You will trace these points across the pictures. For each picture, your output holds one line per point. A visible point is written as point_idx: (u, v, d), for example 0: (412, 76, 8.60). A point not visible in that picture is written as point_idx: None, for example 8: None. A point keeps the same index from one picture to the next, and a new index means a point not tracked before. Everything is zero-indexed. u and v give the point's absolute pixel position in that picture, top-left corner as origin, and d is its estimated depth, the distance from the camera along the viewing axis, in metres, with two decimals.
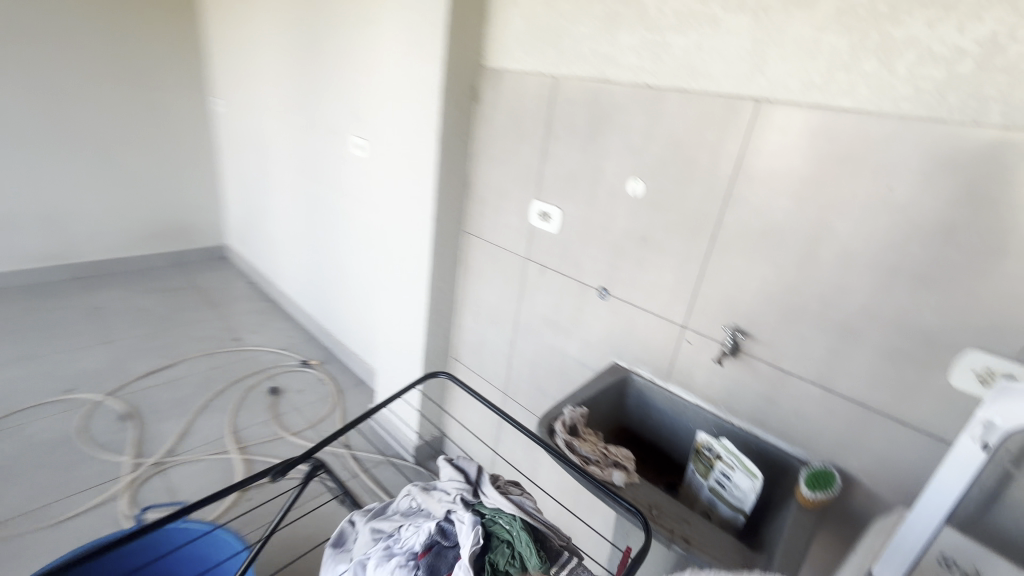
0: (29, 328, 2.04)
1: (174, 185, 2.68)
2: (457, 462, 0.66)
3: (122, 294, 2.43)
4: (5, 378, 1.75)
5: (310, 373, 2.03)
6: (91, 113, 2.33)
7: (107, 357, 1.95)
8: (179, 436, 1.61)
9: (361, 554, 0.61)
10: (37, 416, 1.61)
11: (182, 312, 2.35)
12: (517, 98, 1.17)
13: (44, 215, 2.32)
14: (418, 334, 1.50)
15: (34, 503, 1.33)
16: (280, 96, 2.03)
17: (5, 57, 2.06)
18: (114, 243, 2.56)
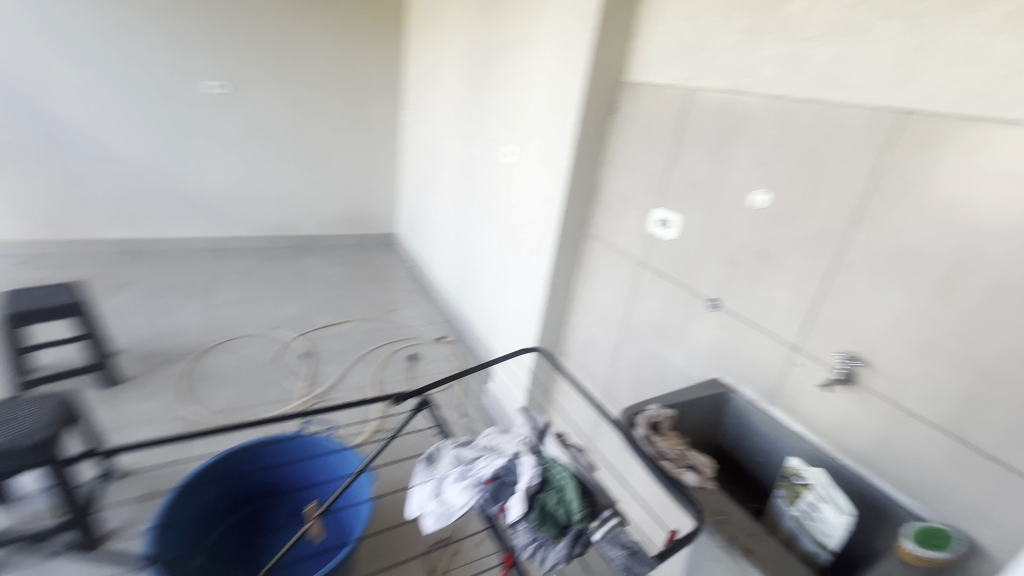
0: (256, 279, 2.71)
1: (366, 180, 3.26)
2: (530, 414, 0.78)
3: (318, 262, 3.05)
4: (237, 311, 2.36)
5: (442, 348, 2.30)
6: (318, 120, 2.98)
7: (301, 308, 2.49)
8: (338, 377, 1.99)
9: (443, 473, 0.73)
10: (253, 342, 2.15)
11: (356, 283, 2.86)
12: (652, 109, 1.22)
13: (277, 196, 3.05)
14: (534, 325, 1.63)
15: (240, 403, 1.79)
16: (453, 107, 2.36)
17: (271, 77, 2.76)
18: (318, 223, 3.23)
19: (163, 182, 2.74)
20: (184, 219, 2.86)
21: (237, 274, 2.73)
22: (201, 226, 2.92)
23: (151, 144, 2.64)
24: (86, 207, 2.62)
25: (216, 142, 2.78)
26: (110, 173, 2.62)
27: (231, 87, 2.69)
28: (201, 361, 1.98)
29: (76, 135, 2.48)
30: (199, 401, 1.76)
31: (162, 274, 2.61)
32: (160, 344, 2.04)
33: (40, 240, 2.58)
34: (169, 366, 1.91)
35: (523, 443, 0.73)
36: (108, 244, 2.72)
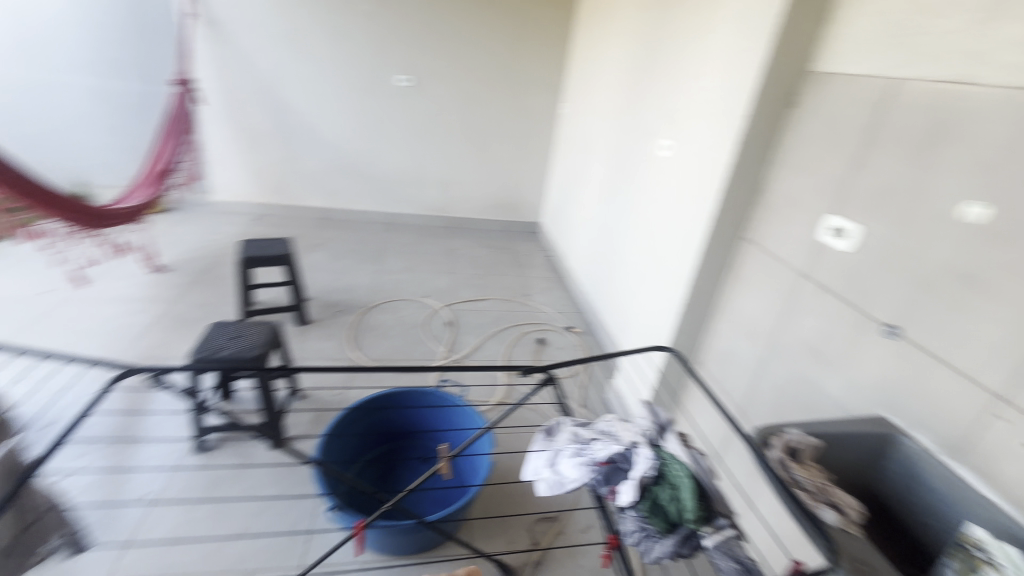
0: (416, 252, 3.06)
1: (519, 171, 3.44)
2: (653, 407, 0.77)
3: (468, 243, 3.32)
4: (398, 278, 2.71)
5: (571, 338, 2.34)
6: (485, 113, 3.22)
7: (449, 282, 2.75)
8: (473, 348, 2.17)
9: (559, 447, 0.77)
10: (407, 306, 2.44)
11: (499, 265, 3.05)
12: (839, 103, 1.08)
13: (441, 180, 3.38)
14: (668, 327, 1.57)
15: (393, 357, 2.06)
16: (612, 101, 2.36)
17: (449, 72, 3.06)
18: (472, 207, 3.50)
19: (355, 162, 3.24)
20: (366, 195, 3.35)
21: (402, 246, 3.12)
22: (379, 202, 3.38)
23: (350, 129, 3.13)
24: (300, 179, 3.22)
25: (399, 129, 3.18)
26: (319, 153, 3.17)
27: (416, 81, 3.05)
28: (367, 315, 2.32)
29: (299, 120, 3.06)
30: (362, 348, 2.07)
31: (347, 239, 3.10)
32: (339, 297, 2.44)
33: (267, 203, 3.25)
34: (344, 316, 2.29)
35: (642, 434, 0.73)
36: (311, 211, 3.32)
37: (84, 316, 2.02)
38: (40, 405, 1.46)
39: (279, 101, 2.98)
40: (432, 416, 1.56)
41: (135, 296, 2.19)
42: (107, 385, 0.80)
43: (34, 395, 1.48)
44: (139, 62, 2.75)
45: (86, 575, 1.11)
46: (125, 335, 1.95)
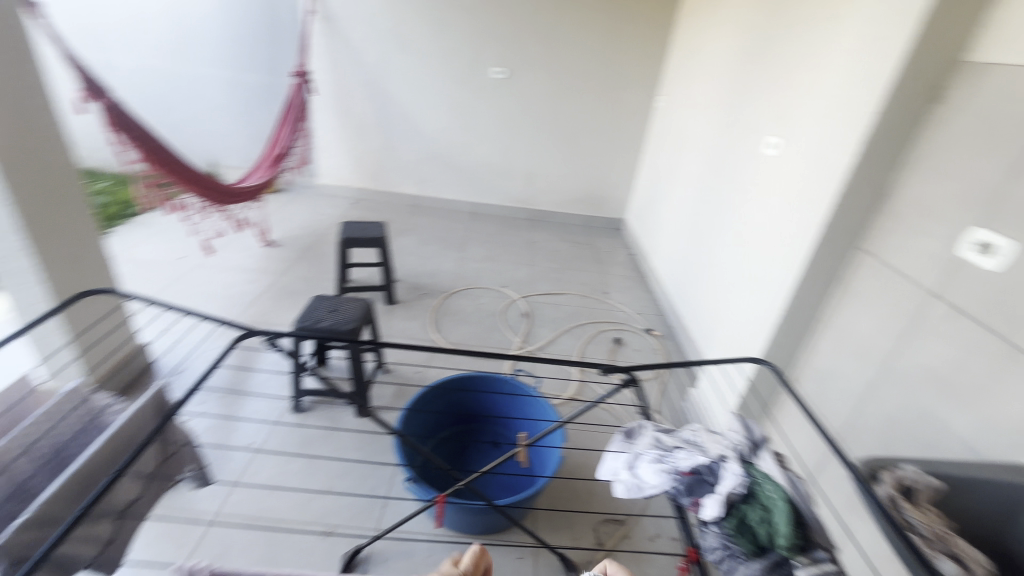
0: (498, 242, 3.11)
1: (606, 165, 3.37)
2: (746, 422, 0.73)
3: (549, 237, 3.32)
4: (479, 266, 2.78)
5: (649, 340, 2.27)
6: (576, 106, 3.18)
7: (528, 274, 2.77)
8: (548, 341, 2.18)
9: (639, 451, 0.75)
10: (486, 294, 2.50)
11: (579, 261, 3.02)
12: (998, 100, 0.93)
13: (527, 172, 3.40)
14: (761, 339, 1.47)
15: (470, 342, 2.12)
16: (714, 95, 2.22)
17: (543, 64, 3.06)
18: (556, 200, 3.50)
19: (446, 152, 3.35)
20: (454, 184, 3.46)
21: (484, 236, 3.19)
22: (466, 191, 3.48)
23: (444, 120, 3.24)
24: (395, 167, 3.40)
25: (490, 121, 3.24)
26: (414, 142, 3.33)
27: (510, 73, 3.09)
28: (448, 300, 2.41)
29: (398, 111, 3.22)
30: (442, 331, 2.16)
31: (433, 226, 3.23)
32: (423, 280, 2.55)
33: (364, 188, 3.47)
34: (427, 299, 2.39)
35: (732, 449, 0.69)
36: (402, 198, 3.50)
37: (209, 281, 2.29)
38: (175, 355, 1.69)
39: (381, 93, 3.15)
40: (506, 404, 1.59)
41: (249, 266, 2.45)
42: (234, 343, 0.92)
43: (171, 346, 1.72)
44: (266, 55, 3.05)
45: (203, 505, 1.28)
46: (240, 300, 2.19)
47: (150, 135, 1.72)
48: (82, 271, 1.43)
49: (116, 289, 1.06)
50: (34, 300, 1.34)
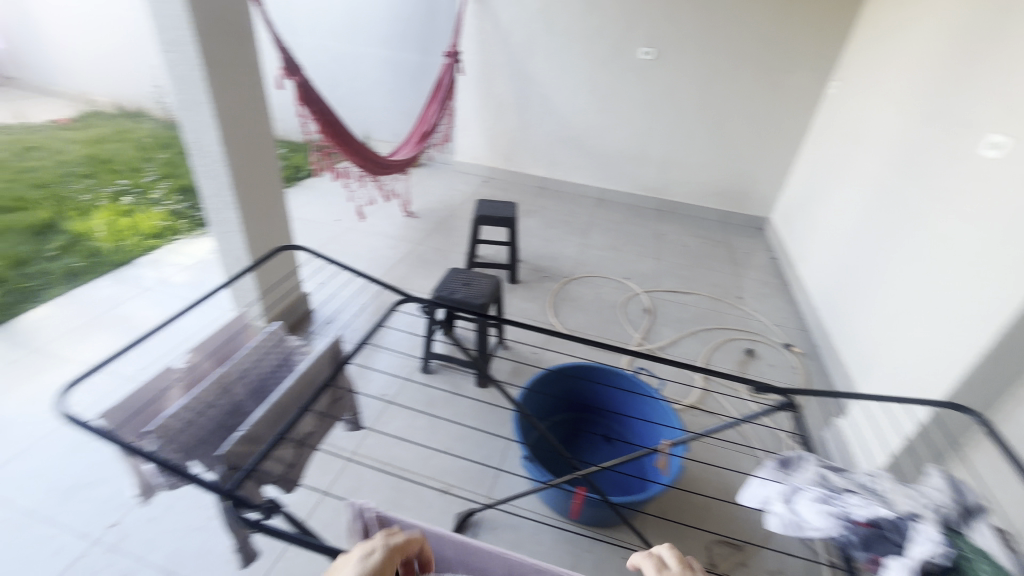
0: (623, 232, 3.01)
1: (755, 158, 3.06)
2: (953, 482, 0.62)
3: (679, 230, 3.12)
4: (603, 254, 2.71)
5: (787, 358, 2.04)
6: (729, 90, 2.91)
7: (653, 268, 2.64)
8: (670, 342, 2.06)
9: (798, 484, 0.67)
10: (609, 284, 2.44)
11: (711, 259, 2.80)
12: None
13: (663, 160, 3.22)
14: (947, 379, 1.24)
15: (588, 331, 2.09)
16: (913, 81, 1.87)
17: (697, 44, 2.83)
18: (692, 191, 3.27)
19: (581, 135, 3.29)
20: (584, 168, 3.40)
21: (610, 223, 3.10)
22: (595, 176, 3.41)
23: (582, 102, 3.18)
24: (528, 148, 3.44)
25: (630, 104, 3.11)
26: (549, 124, 3.32)
27: (658, 54, 2.92)
28: (569, 285, 2.39)
29: (538, 92, 3.23)
30: (561, 316, 2.16)
31: (559, 209, 3.23)
32: (546, 263, 2.57)
33: (496, 167, 3.57)
34: (548, 282, 2.41)
35: (931, 509, 0.59)
36: (531, 179, 3.53)
37: (357, 244, 2.55)
38: (329, 305, 1.91)
39: (524, 73, 3.18)
40: (624, 400, 1.55)
41: (391, 234, 2.67)
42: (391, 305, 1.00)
43: (327, 296, 1.95)
44: (422, 36, 3.23)
45: (344, 442, 1.44)
46: (382, 264, 2.41)
47: (328, 110, 1.93)
48: (270, 227, 1.68)
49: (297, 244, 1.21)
50: (234, 248, 1.60)
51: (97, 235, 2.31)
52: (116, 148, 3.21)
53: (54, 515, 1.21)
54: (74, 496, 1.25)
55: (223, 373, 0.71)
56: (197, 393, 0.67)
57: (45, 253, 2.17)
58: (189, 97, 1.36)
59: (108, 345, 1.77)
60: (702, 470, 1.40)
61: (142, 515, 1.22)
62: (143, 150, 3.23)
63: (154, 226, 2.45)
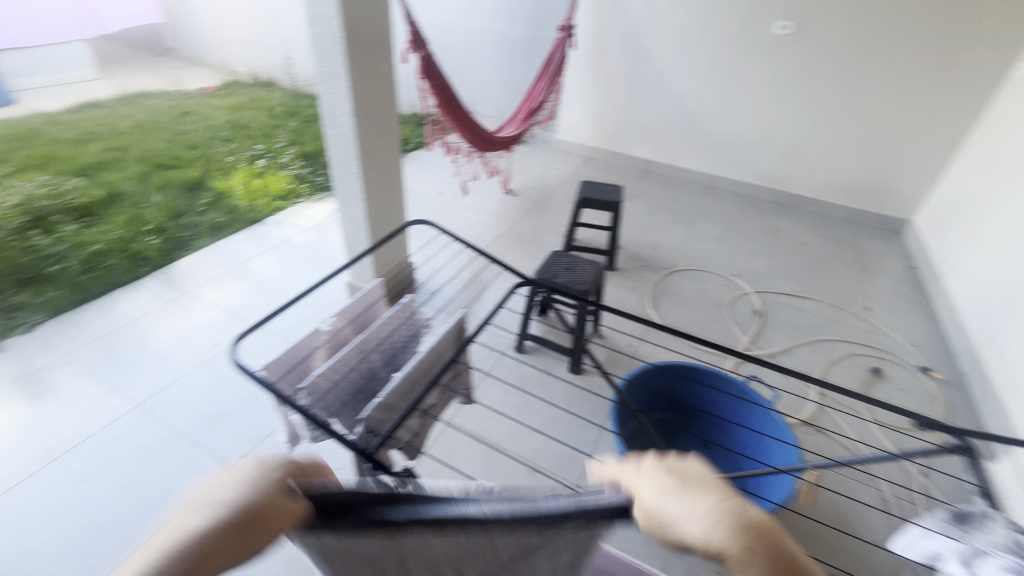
0: (733, 224, 2.79)
1: (903, 150, 2.66)
2: None
3: (797, 227, 2.83)
4: (709, 247, 2.54)
5: (923, 384, 1.79)
6: (881, 71, 2.54)
7: (766, 266, 2.43)
8: (781, 350, 1.89)
9: (982, 545, 0.57)
10: (715, 280, 2.28)
11: (835, 262, 2.52)
12: None
13: (788, 148, 2.92)
14: None
15: (690, 328, 1.98)
16: None
17: (848, 16, 2.49)
18: (817, 184, 2.94)
19: (695, 117, 3.07)
20: (695, 153, 3.18)
21: (719, 214, 2.89)
22: (706, 162, 3.18)
23: (701, 81, 2.95)
24: (635, 129, 3.28)
25: (756, 84, 2.83)
26: (661, 104, 3.13)
27: (798, 28, 2.61)
28: (671, 277, 2.27)
29: (653, 69, 3.04)
30: (661, 310, 2.06)
31: (663, 195, 3.06)
32: (647, 251, 2.46)
33: (599, 148, 3.46)
34: (648, 272, 2.30)
35: None
36: (635, 161, 3.37)
37: (459, 218, 2.61)
38: (433, 276, 1.98)
39: (639, 49, 3.01)
40: (729, 406, 1.45)
41: (491, 210, 2.70)
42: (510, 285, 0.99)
43: (431, 267, 2.02)
44: (537, 8, 3.16)
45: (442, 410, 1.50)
46: (481, 241, 2.44)
47: (447, 84, 1.96)
48: (388, 198, 1.76)
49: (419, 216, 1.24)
50: (355, 216, 1.70)
51: (236, 194, 2.58)
52: (253, 115, 3.53)
53: (202, 439, 1.39)
54: (217, 424, 1.43)
55: (364, 338, 0.75)
56: (341, 357, 0.71)
57: (196, 207, 2.46)
58: (329, 69, 1.43)
59: (244, 294, 1.98)
60: (810, 491, 1.29)
61: (268, 450, 1.37)
62: (274, 117, 3.53)
63: (282, 188, 2.67)
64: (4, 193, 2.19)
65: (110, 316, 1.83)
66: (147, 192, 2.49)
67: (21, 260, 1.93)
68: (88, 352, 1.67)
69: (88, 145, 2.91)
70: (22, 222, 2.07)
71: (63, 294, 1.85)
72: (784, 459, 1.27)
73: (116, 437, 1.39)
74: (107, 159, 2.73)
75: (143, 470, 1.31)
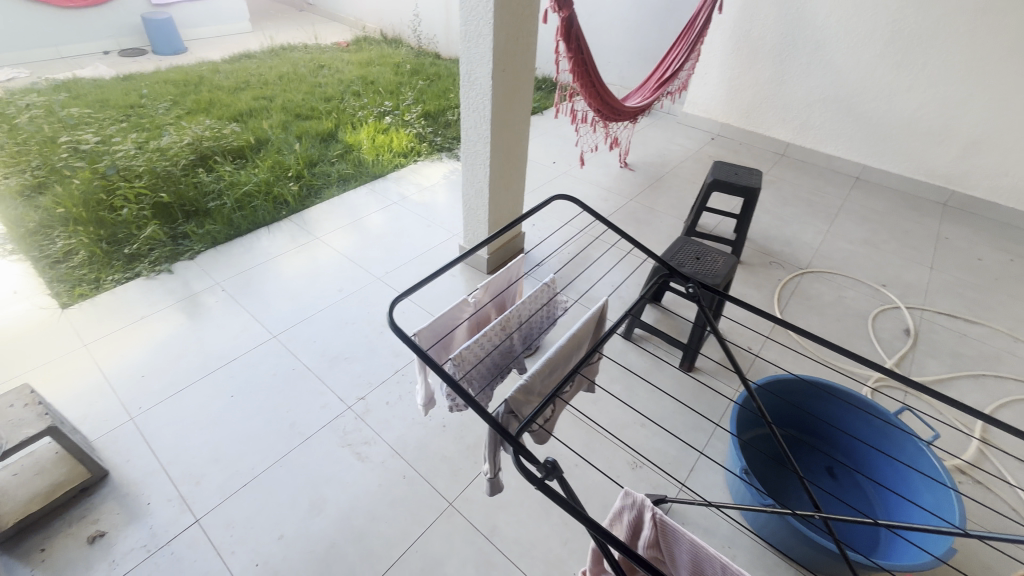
0: (886, 225, 2.42)
1: None
2: None
3: (972, 236, 2.39)
4: (854, 249, 2.22)
5: None
6: None
7: (925, 279, 2.08)
8: (937, 379, 1.62)
9: None
10: (858, 287, 2.00)
11: (1018, 284, 2.09)
12: None
13: (974, 141, 2.43)
14: None
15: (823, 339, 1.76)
16: None
17: None
18: (1007, 187, 2.44)
19: (856, 96, 2.65)
20: (849, 138, 2.78)
21: (869, 212, 2.51)
22: (859, 149, 2.77)
23: (872, 54, 2.52)
24: (777, 106, 2.92)
25: (946, 61, 2.35)
26: (815, 79, 2.74)
27: None
28: (803, 279, 2.03)
29: (812, 39, 2.65)
30: (789, 314, 1.85)
31: (801, 183, 2.72)
32: (777, 246, 2.21)
33: (731, 125, 3.15)
34: (777, 269, 2.07)
35: None
36: (772, 143, 3.03)
37: (572, 190, 2.53)
38: (544, 250, 1.95)
39: (800, 13, 2.62)
40: (868, 432, 1.28)
41: (607, 185, 2.58)
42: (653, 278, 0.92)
43: (543, 241, 1.99)
44: None
45: None
46: None
47: (583, 48, 1.85)
48: (512, 165, 1.72)
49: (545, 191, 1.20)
50: (478, 181, 1.69)
51: (363, 147, 2.70)
52: (380, 71, 3.67)
53: (324, 376, 1.51)
54: (337, 365, 1.54)
55: (508, 316, 0.72)
56: (485, 333, 0.69)
57: (328, 157, 2.62)
58: (473, 28, 1.40)
59: (366, 246, 2.10)
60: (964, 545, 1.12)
61: (382, 398, 1.45)
62: (400, 74, 3.63)
63: (404, 145, 2.75)
64: (178, 134, 2.49)
65: (254, 253, 2.02)
66: (288, 140, 2.70)
67: (188, 192, 2.18)
68: (236, 282, 1.87)
69: (242, 93, 3.22)
70: (190, 159, 2.35)
71: (219, 228, 2.07)
72: (937, 505, 1.10)
73: (257, 362, 1.55)
74: (257, 108, 3.01)
75: (278, 394, 1.45)
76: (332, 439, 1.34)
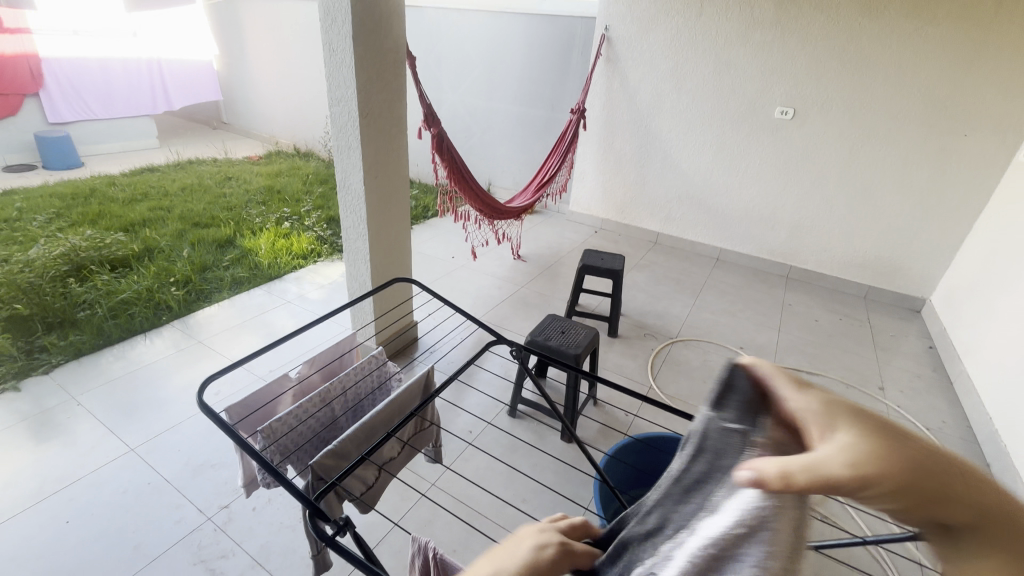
0: (742, 297, 2.79)
1: (913, 231, 2.68)
2: None
3: (811, 302, 2.81)
4: (716, 319, 2.53)
5: None
6: (883, 156, 2.61)
7: (774, 341, 2.38)
8: None
9: None
10: (719, 351, 2.25)
11: (847, 338, 2.46)
12: None
13: (795, 225, 2.97)
14: None
15: (690, 401, 1.92)
16: None
17: (845, 105, 2.61)
18: (826, 261, 2.96)
19: (703, 192, 3.17)
20: (704, 226, 3.26)
21: (728, 287, 2.89)
22: (714, 233, 3.24)
23: (707, 160, 3.08)
24: (644, 202, 3.39)
25: (761, 166, 2.94)
26: (670, 180, 3.25)
27: (799, 114, 2.73)
28: (673, 347, 2.25)
29: (660, 148, 3.19)
30: (663, 382, 2.01)
31: (671, 266, 3.10)
32: (650, 320, 2.45)
33: (610, 220, 3.57)
34: (650, 340, 2.29)
35: None
36: (645, 233, 3.46)
37: (467, 282, 2.68)
38: (433, 339, 2.04)
39: (649, 129, 3.18)
40: None
41: (500, 274, 2.79)
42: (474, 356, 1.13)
43: (432, 331, 2.09)
44: (552, 94, 3.42)
45: (424, 473, 1.46)
46: (487, 303, 2.50)
47: (456, 158, 2.12)
48: (394, 260, 1.85)
49: (395, 280, 1.29)
50: (360, 275, 1.78)
51: (260, 251, 2.74)
52: (287, 181, 3.83)
53: (184, 487, 1.40)
54: (201, 474, 1.44)
55: (328, 388, 0.84)
56: (303, 404, 0.80)
57: (222, 262, 2.62)
58: (343, 142, 1.58)
59: (255, 346, 2.06)
60: None
61: (246, 504, 1.36)
62: (306, 184, 3.80)
63: (304, 247, 2.82)
64: (51, 245, 2.38)
65: (124, 361, 1.90)
66: (180, 247, 2.68)
67: (55, 303, 2.06)
68: (98, 395, 1.73)
69: (138, 204, 3.19)
70: (63, 270, 2.25)
71: (85, 338, 1.95)
72: None
73: (105, 481, 1.41)
74: (152, 218, 2.98)
75: (125, 515, 1.31)
76: (181, 557, 1.22)
